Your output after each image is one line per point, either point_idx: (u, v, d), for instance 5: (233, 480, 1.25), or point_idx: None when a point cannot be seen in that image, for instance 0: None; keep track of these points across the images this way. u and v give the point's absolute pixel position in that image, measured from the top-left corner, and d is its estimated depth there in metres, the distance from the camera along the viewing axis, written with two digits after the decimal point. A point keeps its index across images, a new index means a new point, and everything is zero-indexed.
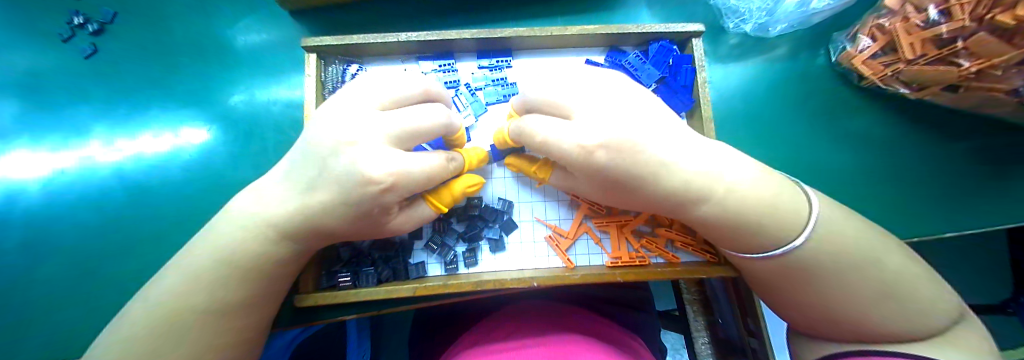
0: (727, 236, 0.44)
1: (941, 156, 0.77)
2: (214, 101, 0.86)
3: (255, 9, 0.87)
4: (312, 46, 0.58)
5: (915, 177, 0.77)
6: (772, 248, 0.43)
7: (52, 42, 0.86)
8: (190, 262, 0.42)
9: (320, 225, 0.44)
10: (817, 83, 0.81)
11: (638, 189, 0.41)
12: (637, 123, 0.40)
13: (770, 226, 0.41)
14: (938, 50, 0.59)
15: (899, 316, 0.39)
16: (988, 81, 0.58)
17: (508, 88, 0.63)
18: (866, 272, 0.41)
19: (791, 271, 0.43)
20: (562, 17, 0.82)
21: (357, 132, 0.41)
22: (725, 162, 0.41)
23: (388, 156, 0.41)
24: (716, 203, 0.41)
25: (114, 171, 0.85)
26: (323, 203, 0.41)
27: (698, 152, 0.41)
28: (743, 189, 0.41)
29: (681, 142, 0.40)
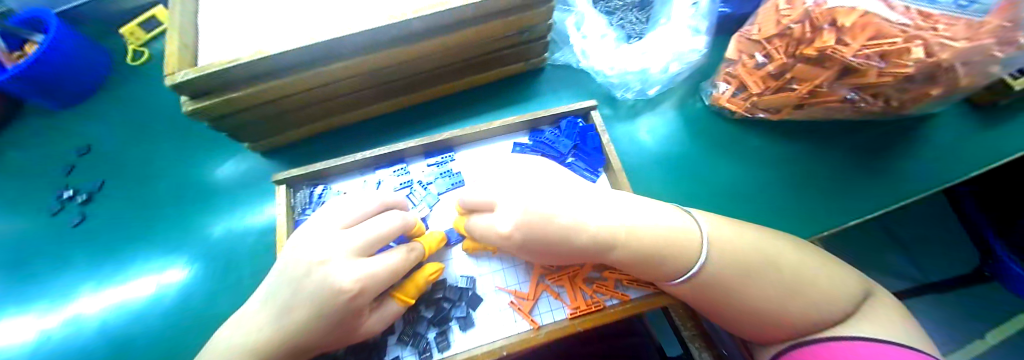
0: (649, 270, 0.52)
1: (843, 150, 0.86)
2: (195, 241, 0.93)
3: (229, 153, 1.01)
4: (281, 179, 0.70)
5: (825, 173, 0.85)
6: (686, 270, 0.51)
7: (42, 217, 0.95)
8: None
9: (291, 343, 0.47)
10: (704, 121, 0.93)
11: (564, 250, 0.52)
12: (549, 197, 0.53)
13: (672, 254, 0.51)
14: (775, 82, 0.77)
15: (806, 304, 0.50)
16: (822, 97, 0.74)
17: (456, 177, 0.73)
18: (767, 273, 0.51)
19: (712, 288, 0.51)
20: (493, 108, 0.98)
21: (325, 250, 0.50)
22: (624, 210, 0.54)
23: (351, 265, 0.48)
24: (622, 249, 0.52)
25: (96, 326, 0.85)
26: (296, 321, 0.47)
27: (597, 211, 0.52)
28: (642, 231, 0.52)
29: (585, 204, 0.53)
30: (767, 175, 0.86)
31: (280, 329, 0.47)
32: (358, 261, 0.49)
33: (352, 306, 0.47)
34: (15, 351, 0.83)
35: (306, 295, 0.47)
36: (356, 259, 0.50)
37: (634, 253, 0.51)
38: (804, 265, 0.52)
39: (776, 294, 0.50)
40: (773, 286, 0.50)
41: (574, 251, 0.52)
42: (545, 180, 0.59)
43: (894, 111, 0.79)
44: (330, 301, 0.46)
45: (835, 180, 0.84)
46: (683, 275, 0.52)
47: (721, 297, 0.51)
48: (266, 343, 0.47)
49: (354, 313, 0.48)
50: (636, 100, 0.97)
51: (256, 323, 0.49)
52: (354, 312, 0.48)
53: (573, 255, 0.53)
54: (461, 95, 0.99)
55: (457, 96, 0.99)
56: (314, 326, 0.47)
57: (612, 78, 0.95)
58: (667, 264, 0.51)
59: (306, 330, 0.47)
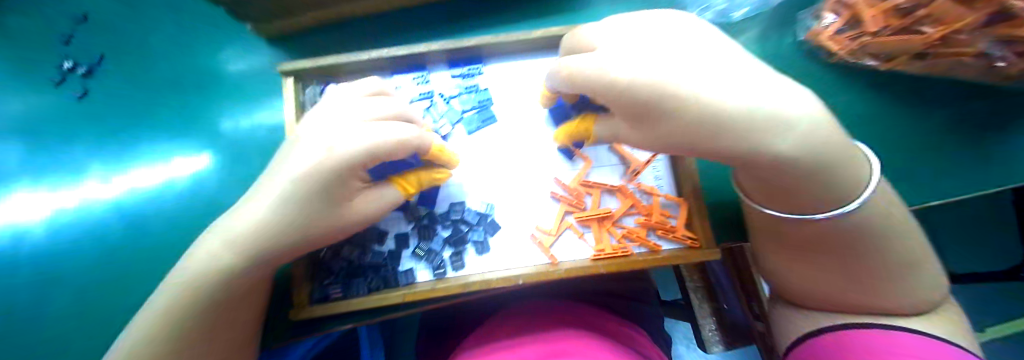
0: (799, 185, 0.34)
1: (938, 124, 0.77)
2: (203, 131, 0.89)
3: (235, 38, 0.91)
4: (289, 70, 0.60)
5: (919, 145, 0.77)
6: (847, 202, 0.36)
7: (43, 87, 0.90)
8: (162, 295, 0.41)
9: (283, 236, 0.41)
10: (792, 61, 0.82)
11: (687, 127, 0.32)
12: (670, 56, 0.33)
13: (836, 167, 0.33)
14: (900, 20, 0.61)
15: (910, 286, 0.41)
16: (955, 47, 0.60)
17: (483, 93, 0.64)
18: (902, 241, 0.39)
19: (845, 234, 0.38)
20: (528, 21, 0.87)
21: (319, 127, 0.44)
22: (787, 93, 0.31)
23: (327, 141, 0.41)
24: (793, 136, 0.30)
25: (112, 207, 0.87)
26: (273, 210, 0.40)
27: (750, 82, 0.31)
28: (814, 131, 0.31)
29: (731, 74, 0.32)
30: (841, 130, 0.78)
31: (263, 213, 0.40)
32: (356, 127, 0.43)
33: (336, 178, 0.40)
34: (40, 221, 0.86)
35: (284, 171, 0.40)
36: (342, 131, 0.42)
37: (804, 150, 0.31)
38: (924, 246, 0.43)
39: (896, 264, 0.40)
40: (896, 259, 0.40)
41: (697, 133, 0.32)
42: (688, 32, 0.39)
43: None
44: (306, 176, 0.39)
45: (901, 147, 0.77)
46: (837, 209, 0.36)
47: (840, 247, 0.40)
48: (244, 236, 0.40)
49: (344, 196, 0.43)
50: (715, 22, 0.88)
51: (236, 217, 0.41)
52: (347, 191, 0.43)
53: (694, 140, 0.33)
54: (488, 5, 0.88)
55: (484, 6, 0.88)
56: (302, 213, 0.41)
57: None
58: (826, 184, 0.34)
59: (287, 210, 0.40)
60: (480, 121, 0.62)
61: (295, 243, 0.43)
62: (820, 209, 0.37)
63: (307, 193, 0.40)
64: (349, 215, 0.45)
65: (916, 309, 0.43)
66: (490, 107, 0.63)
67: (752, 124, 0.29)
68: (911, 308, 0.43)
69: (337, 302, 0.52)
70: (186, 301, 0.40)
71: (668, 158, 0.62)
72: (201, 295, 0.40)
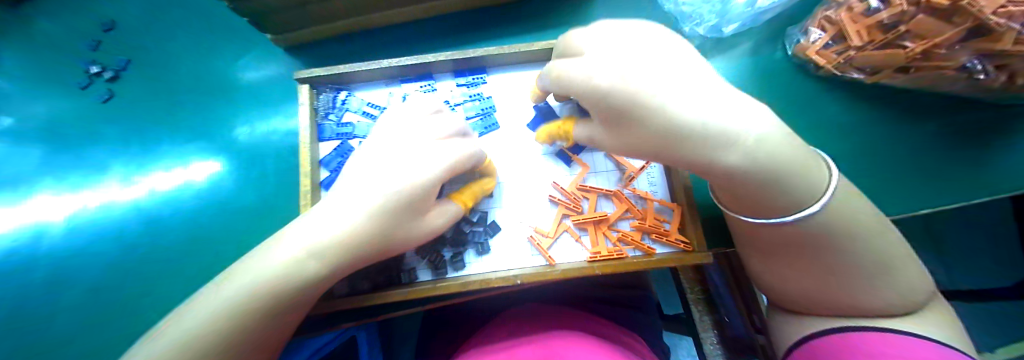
0: (758, 194, 0.37)
1: (916, 136, 0.82)
2: (219, 135, 0.93)
3: (250, 50, 0.95)
4: (304, 78, 0.64)
5: (898, 155, 0.82)
6: (812, 203, 0.38)
7: (70, 90, 0.95)
8: (203, 310, 0.35)
9: (359, 248, 0.40)
10: (783, 74, 0.86)
11: (647, 131, 0.36)
12: (652, 67, 0.36)
13: (795, 179, 0.36)
14: (884, 35, 0.65)
15: (891, 288, 0.42)
16: (935, 61, 0.64)
17: (486, 101, 0.67)
18: (872, 242, 0.41)
19: (812, 238, 0.41)
20: (532, 33, 0.93)
21: (387, 150, 0.45)
22: (743, 114, 0.34)
23: (398, 168, 0.43)
24: (744, 150, 0.33)
25: (131, 207, 0.91)
26: (358, 222, 0.39)
27: (715, 98, 0.34)
28: (774, 141, 0.34)
29: (696, 89, 0.35)
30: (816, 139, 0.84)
31: (348, 224, 0.39)
32: (429, 148, 0.45)
33: (416, 200, 0.42)
34: (61, 221, 0.90)
35: (362, 191, 0.41)
36: (416, 156, 0.44)
37: (757, 159, 0.33)
38: (899, 244, 0.44)
39: (872, 265, 0.41)
40: (868, 254, 0.41)
41: (659, 138, 0.36)
42: (662, 47, 0.40)
43: (1006, 90, 0.69)
44: (389, 197, 0.40)
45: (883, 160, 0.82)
46: (796, 213, 0.39)
47: (810, 249, 0.42)
48: (330, 241, 0.39)
49: (420, 209, 0.44)
50: (707, 38, 0.90)
51: (309, 229, 0.39)
52: (424, 206, 0.44)
53: (657, 144, 0.37)
54: (492, 20, 0.94)
55: (488, 22, 0.94)
56: (382, 222, 0.40)
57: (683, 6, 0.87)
58: (788, 192, 0.37)
59: (370, 222, 0.40)
60: (482, 128, 0.65)
61: (375, 252, 0.42)
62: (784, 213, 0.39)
63: (391, 209, 0.41)
64: (422, 230, 0.44)
65: (897, 306, 0.43)
66: (493, 114, 0.67)
67: (706, 138, 0.33)
68: (892, 305, 0.43)
69: (340, 298, 0.54)
70: (242, 313, 0.36)
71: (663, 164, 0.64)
72: (256, 307, 0.36)
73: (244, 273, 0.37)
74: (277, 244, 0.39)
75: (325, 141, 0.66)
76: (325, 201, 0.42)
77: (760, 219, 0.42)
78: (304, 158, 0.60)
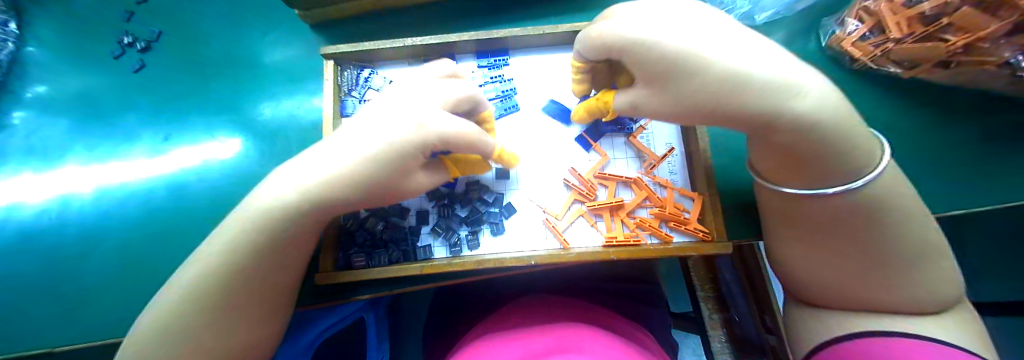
0: (810, 157, 0.37)
1: (948, 136, 0.80)
2: (246, 108, 0.95)
3: (278, 26, 0.98)
4: (330, 54, 0.65)
5: (933, 152, 0.80)
6: (867, 172, 0.38)
7: (105, 60, 0.98)
8: (219, 239, 0.40)
9: (346, 195, 0.41)
10: (813, 66, 0.85)
11: (695, 90, 0.37)
12: (705, 30, 0.38)
13: (851, 145, 0.36)
14: (925, 27, 0.62)
15: (919, 283, 0.41)
16: (976, 55, 0.61)
17: (507, 84, 0.67)
18: (909, 234, 0.39)
19: (846, 217, 0.40)
20: (556, 17, 0.95)
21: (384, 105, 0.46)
22: (800, 71, 0.35)
23: (384, 124, 0.42)
24: (810, 99, 0.34)
25: (158, 176, 0.94)
26: (346, 167, 0.40)
27: (772, 54, 0.36)
28: (832, 98, 0.36)
29: (754, 49, 0.36)
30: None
31: (335, 169, 0.40)
32: (425, 108, 0.45)
33: (402, 154, 0.42)
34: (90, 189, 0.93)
35: (352, 141, 0.41)
36: (414, 112, 0.44)
37: (822, 108, 0.34)
38: (937, 239, 0.42)
39: (904, 255, 0.40)
40: (901, 245, 0.40)
41: (721, 91, 0.35)
42: (714, 18, 0.41)
43: None
44: (376, 150, 0.40)
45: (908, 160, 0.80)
46: (842, 185, 0.38)
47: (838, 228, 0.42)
48: (317, 183, 0.40)
49: (406, 172, 0.45)
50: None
51: (302, 171, 0.40)
52: (410, 167, 0.45)
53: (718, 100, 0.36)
54: (512, 9, 0.96)
55: (507, 12, 0.96)
56: (365, 178, 0.41)
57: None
58: (855, 151, 0.36)
59: (357, 172, 0.40)
60: (502, 109, 0.65)
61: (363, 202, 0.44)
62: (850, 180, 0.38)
63: (377, 158, 0.41)
64: (410, 185, 0.47)
65: (927, 302, 0.41)
66: (513, 97, 0.66)
67: (774, 86, 0.33)
68: (920, 300, 0.41)
69: (358, 270, 0.55)
70: (243, 244, 0.39)
71: (685, 153, 0.63)
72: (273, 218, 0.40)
73: (248, 207, 0.41)
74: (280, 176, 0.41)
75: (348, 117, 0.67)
76: (319, 148, 0.42)
77: (805, 190, 0.41)
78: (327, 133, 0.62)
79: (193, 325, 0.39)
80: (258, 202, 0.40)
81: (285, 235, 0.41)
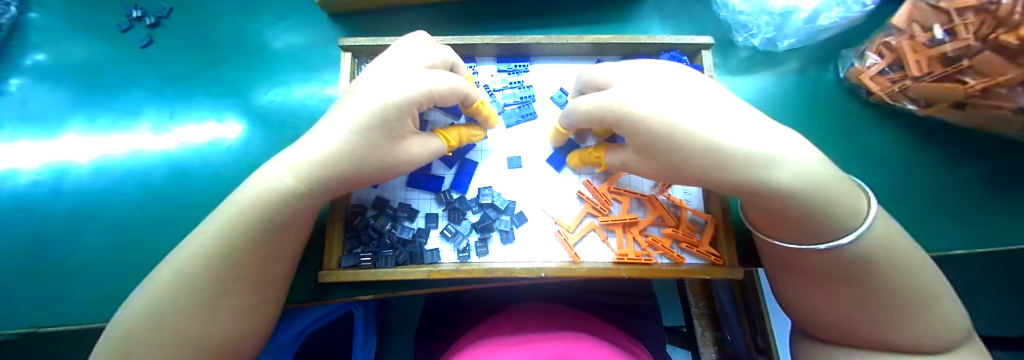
0: (800, 219, 0.37)
1: (945, 177, 0.84)
2: (255, 93, 0.93)
3: (296, 12, 0.96)
4: (348, 46, 0.63)
5: (931, 193, 0.84)
6: (858, 224, 0.38)
7: (111, 32, 0.95)
8: (205, 234, 0.40)
9: (335, 168, 0.42)
10: (827, 96, 0.91)
11: (683, 157, 0.37)
12: (684, 100, 0.39)
13: (836, 204, 0.37)
14: (944, 69, 0.65)
15: (927, 323, 0.39)
16: (997, 100, 0.65)
17: (525, 91, 0.66)
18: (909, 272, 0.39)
19: (843, 262, 0.40)
20: (576, 28, 0.95)
21: (375, 72, 0.48)
22: (783, 139, 0.35)
23: (377, 89, 0.44)
24: (791, 169, 0.34)
25: (158, 156, 0.91)
26: (338, 139, 0.42)
27: (752, 122, 0.36)
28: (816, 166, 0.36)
29: (734, 118, 0.36)
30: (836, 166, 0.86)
31: (326, 146, 0.42)
32: (414, 71, 0.48)
33: (390, 115, 0.44)
34: (86, 162, 0.90)
35: (345, 114, 0.43)
36: (397, 76, 0.46)
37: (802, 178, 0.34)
38: (936, 276, 0.41)
39: (908, 294, 0.39)
40: (903, 285, 0.39)
41: (710, 156, 0.35)
42: (701, 86, 0.43)
43: None
44: (366, 117, 0.42)
45: (898, 196, 0.84)
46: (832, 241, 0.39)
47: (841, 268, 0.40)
48: (308, 160, 0.42)
49: (395, 134, 0.46)
50: (759, 49, 0.94)
51: (300, 148, 0.43)
52: (399, 130, 0.46)
53: (706, 163, 0.36)
54: (528, 17, 0.96)
55: (523, 19, 0.96)
56: (357, 145, 0.42)
57: (741, 16, 0.90)
58: (829, 217, 0.37)
59: (348, 142, 0.42)
60: (519, 116, 0.64)
61: (347, 179, 0.44)
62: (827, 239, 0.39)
63: (368, 127, 0.43)
64: (399, 156, 0.47)
65: (936, 339, 0.39)
66: (532, 104, 0.65)
67: (757, 158, 0.34)
68: (929, 338, 0.39)
69: (364, 270, 0.54)
70: (236, 236, 0.40)
71: None
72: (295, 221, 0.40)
73: (239, 200, 0.41)
74: (269, 169, 0.43)
75: None
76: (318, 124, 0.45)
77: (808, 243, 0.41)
78: None
79: (181, 317, 0.38)
80: (254, 190, 0.42)
81: (270, 226, 0.42)
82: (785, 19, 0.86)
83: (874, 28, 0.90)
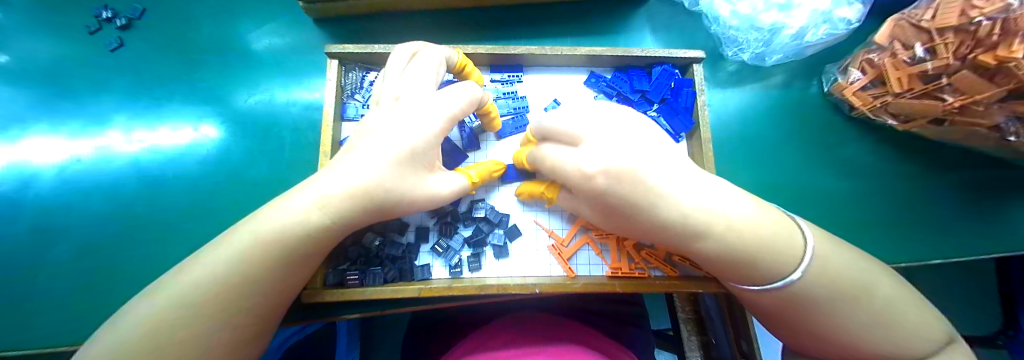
0: (732, 269, 0.40)
1: (914, 187, 0.91)
2: (235, 99, 0.89)
3: (278, 15, 0.93)
4: (334, 53, 0.61)
5: (899, 206, 0.90)
6: (789, 272, 0.37)
7: (80, 32, 0.90)
8: (205, 265, 0.34)
9: (370, 201, 0.41)
10: (811, 109, 0.94)
11: (634, 221, 0.40)
12: (642, 155, 0.38)
13: (767, 256, 0.38)
14: (924, 86, 0.68)
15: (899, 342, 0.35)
16: (971, 116, 0.67)
17: (519, 101, 0.65)
18: (852, 292, 0.36)
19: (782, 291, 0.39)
20: (568, 37, 0.95)
21: (400, 100, 0.47)
22: (716, 198, 0.38)
23: (406, 123, 0.43)
24: (714, 239, 0.38)
25: (130, 163, 0.86)
26: (377, 173, 0.40)
27: (697, 186, 0.38)
28: (741, 226, 0.37)
29: (684, 180, 0.38)
30: (815, 179, 0.92)
31: (362, 179, 0.40)
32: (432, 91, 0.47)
33: (421, 149, 0.43)
34: (52, 166, 0.85)
35: (378, 147, 0.42)
36: (427, 100, 0.46)
37: (724, 246, 0.38)
38: (898, 285, 0.38)
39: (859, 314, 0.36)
40: (851, 306, 0.36)
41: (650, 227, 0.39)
42: (646, 137, 0.42)
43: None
44: (401, 152, 0.42)
45: (865, 208, 0.90)
46: (779, 280, 0.38)
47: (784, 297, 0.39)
48: (341, 195, 0.39)
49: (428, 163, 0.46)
50: (748, 63, 0.95)
51: (332, 176, 0.40)
52: (427, 163, 0.46)
53: (651, 234, 0.41)
54: (520, 25, 0.96)
55: (515, 27, 0.96)
56: (389, 177, 0.41)
57: (731, 31, 0.91)
58: (759, 264, 0.38)
59: (387, 176, 0.41)
60: (514, 127, 0.63)
61: (382, 210, 0.43)
62: (754, 282, 0.40)
63: (405, 160, 0.42)
64: (428, 191, 0.45)
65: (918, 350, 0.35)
66: (525, 115, 0.64)
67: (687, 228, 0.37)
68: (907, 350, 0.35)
69: (351, 288, 0.51)
70: (242, 263, 0.36)
71: None
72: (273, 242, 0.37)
73: (251, 228, 0.37)
74: (286, 200, 0.40)
75: (348, 121, 0.63)
76: (352, 149, 0.43)
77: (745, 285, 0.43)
78: (326, 137, 0.57)
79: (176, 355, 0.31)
80: (268, 221, 0.38)
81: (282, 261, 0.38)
82: (773, 35, 0.88)
83: (856, 45, 0.93)
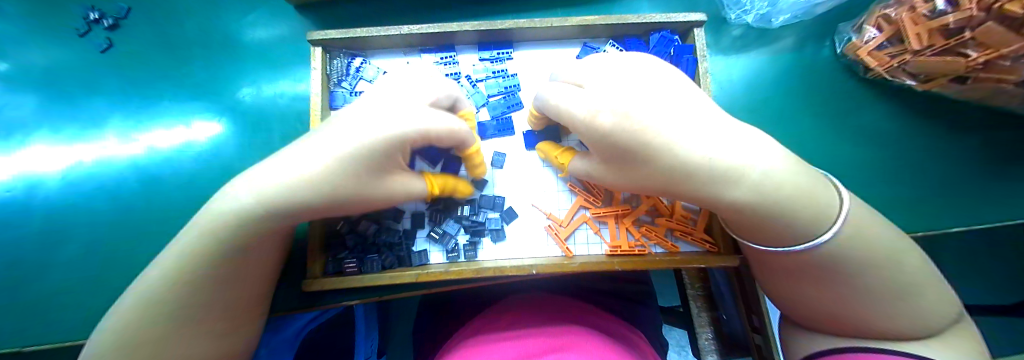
0: (754, 228, 0.37)
1: (933, 149, 0.87)
2: (226, 93, 0.89)
3: (260, 6, 0.91)
4: (317, 40, 0.58)
5: (915, 170, 0.86)
6: (820, 233, 0.35)
7: (69, 36, 0.89)
8: (171, 286, 0.34)
9: (321, 197, 0.37)
10: (823, 72, 0.90)
11: (644, 172, 0.37)
12: (648, 98, 0.36)
13: (804, 218, 0.34)
14: (945, 40, 0.66)
15: (913, 313, 0.35)
16: (996, 72, 0.66)
17: (510, 80, 0.63)
18: (885, 269, 0.35)
19: (823, 258, 0.36)
20: (563, 10, 0.92)
21: (372, 102, 0.43)
22: (749, 147, 0.33)
23: (378, 118, 0.40)
24: (751, 186, 0.32)
25: (129, 164, 0.88)
26: (318, 169, 0.36)
27: (722, 133, 0.34)
28: (781, 176, 0.33)
29: (699, 122, 0.35)
30: (825, 147, 0.88)
31: (305, 173, 0.35)
32: (413, 108, 0.43)
33: (378, 154, 0.39)
34: (55, 173, 0.87)
35: (332, 139, 0.37)
36: (397, 110, 0.42)
37: (762, 198, 0.33)
38: (920, 260, 0.37)
39: (888, 287, 0.35)
40: (882, 280, 0.35)
41: (674, 176, 0.35)
42: (665, 79, 0.40)
43: None
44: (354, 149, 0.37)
45: (879, 176, 0.87)
46: (805, 243, 0.36)
47: (817, 265, 0.37)
48: (282, 189, 0.35)
49: (384, 168, 0.41)
50: (753, 26, 0.91)
51: (280, 165, 0.36)
52: (388, 165, 0.42)
53: (669, 186, 0.37)
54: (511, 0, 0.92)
55: (507, 3, 0.92)
56: (344, 178, 0.37)
57: None
58: (792, 231, 0.35)
59: (335, 172, 0.36)
60: (505, 107, 0.61)
61: (328, 210, 0.39)
62: (780, 245, 0.38)
63: (357, 160, 0.37)
64: (386, 191, 0.43)
65: (927, 320, 0.35)
66: (517, 94, 0.62)
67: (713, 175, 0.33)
68: (923, 322, 0.35)
69: (349, 277, 0.52)
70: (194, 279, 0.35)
71: None
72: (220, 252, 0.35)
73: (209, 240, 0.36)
74: (235, 192, 0.36)
75: (337, 110, 0.61)
76: (300, 146, 0.38)
77: (770, 247, 0.39)
78: (315, 127, 0.56)
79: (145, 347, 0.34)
80: None
81: None
82: None
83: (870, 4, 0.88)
